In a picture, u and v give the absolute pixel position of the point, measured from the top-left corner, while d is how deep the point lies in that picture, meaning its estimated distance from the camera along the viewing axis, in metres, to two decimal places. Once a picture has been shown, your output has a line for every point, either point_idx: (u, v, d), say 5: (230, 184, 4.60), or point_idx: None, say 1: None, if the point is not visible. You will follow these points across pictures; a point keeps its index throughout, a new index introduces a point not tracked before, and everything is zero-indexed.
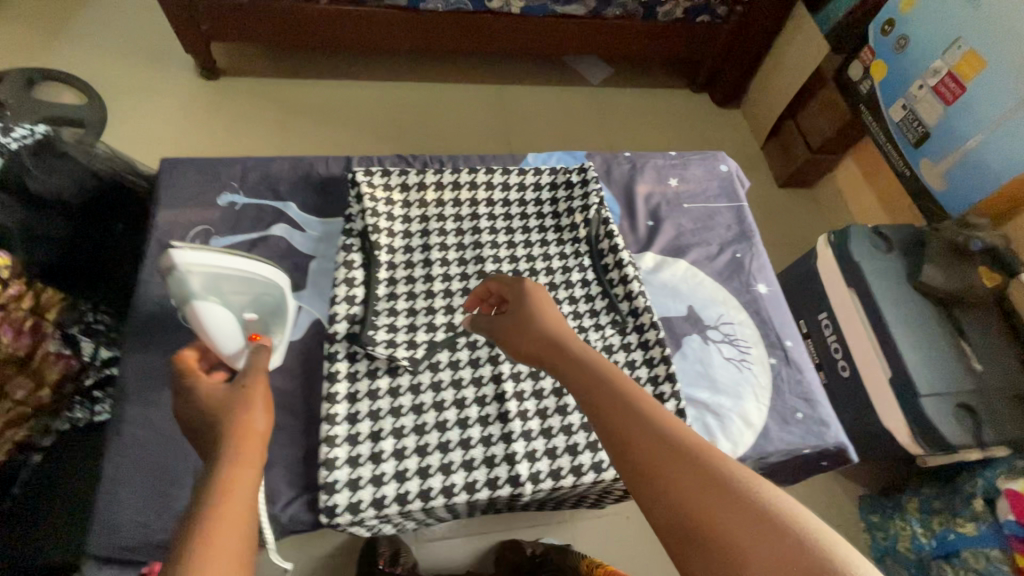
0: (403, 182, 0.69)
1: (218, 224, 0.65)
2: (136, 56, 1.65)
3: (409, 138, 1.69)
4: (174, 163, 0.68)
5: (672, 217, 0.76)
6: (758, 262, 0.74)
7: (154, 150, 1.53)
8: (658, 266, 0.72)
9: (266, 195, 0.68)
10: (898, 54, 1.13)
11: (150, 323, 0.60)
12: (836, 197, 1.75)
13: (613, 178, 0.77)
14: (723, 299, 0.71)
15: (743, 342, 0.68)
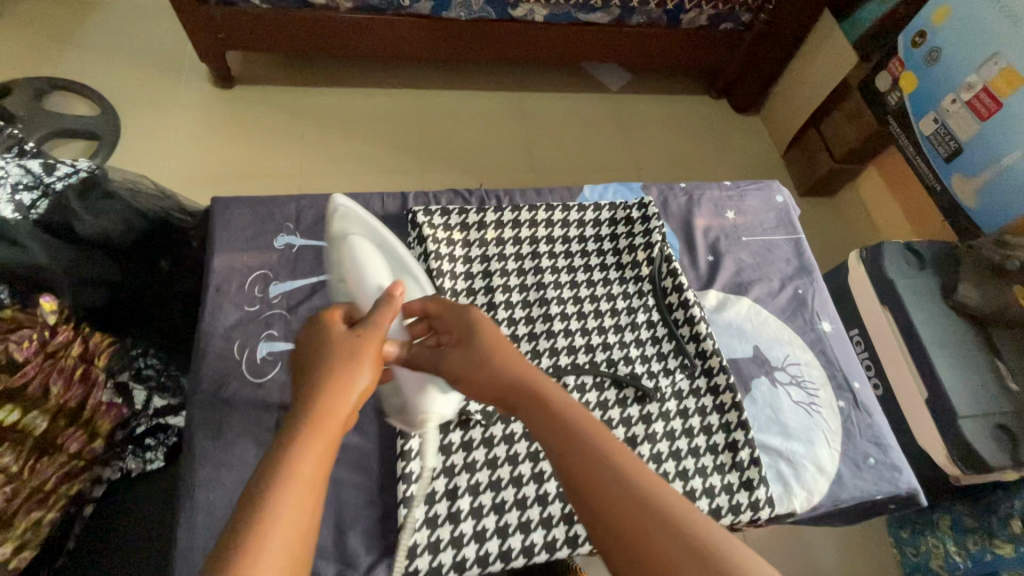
0: (463, 221, 0.68)
1: (277, 268, 0.66)
2: (150, 66, 1.62)
3: (429, 148, 1.66)
4: (230, 203, 0.69)
5: (732, 252, 0.75)
6: (820, 298, 0.73)
7: (172, 163, 1.51)
8: (720, 304, 0.70)
9: (323, 238, 0.68)
10: (931, 70, 1.34)
11: (212, 373, 0.59)
12: (859, 206, 1.74)
13: (671, 211, 0.76)
14: (788, 338, 0.69)
15: (810, 384, 0.67)
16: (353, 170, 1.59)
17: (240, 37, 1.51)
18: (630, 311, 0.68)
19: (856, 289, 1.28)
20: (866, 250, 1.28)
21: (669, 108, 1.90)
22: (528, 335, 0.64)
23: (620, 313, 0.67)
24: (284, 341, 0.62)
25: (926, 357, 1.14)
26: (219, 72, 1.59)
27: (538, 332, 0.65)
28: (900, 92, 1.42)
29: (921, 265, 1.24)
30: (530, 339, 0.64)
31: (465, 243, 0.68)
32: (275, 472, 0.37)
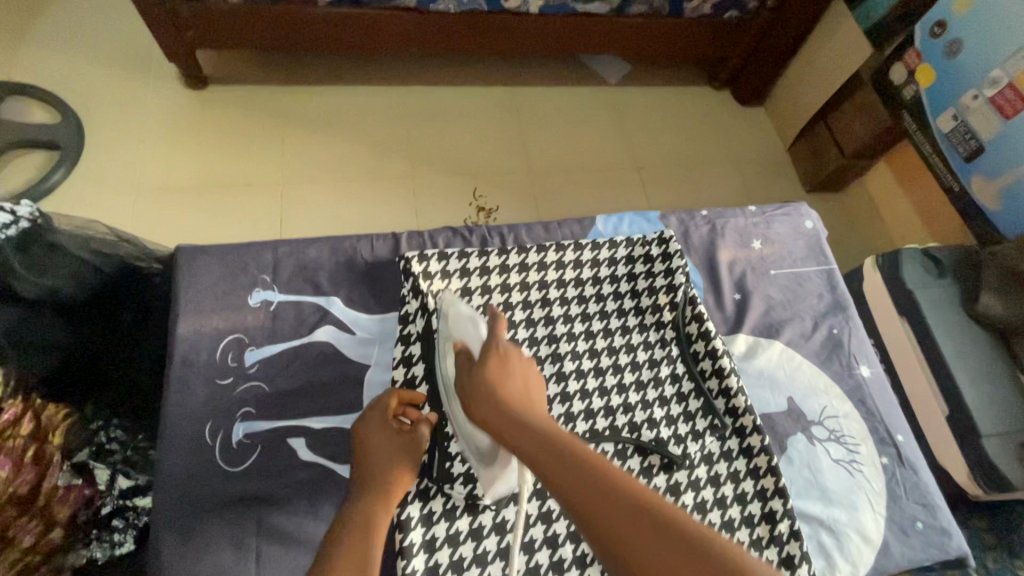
0: (503, 264, 0.74)
1: (251, 333, 0.75)
2: (113, 67, 1.50)
3: (419, 150, 1.56)
4: (202, 257, 0.77)
5: (759, 287, 0.78)
6: (855, 338, 0.77)
7: (141, 174, 1.40)
8: (749, 352, 0.74)
9: (307, 290, 0.78)
10: (951, 62, 1.26)
11: (211, 433, 0.69)
12: (868, 204, 1.67)
13: (694, 245, 0.80)
14: (824, 387, 0.72)
15: (849, 440, 0.69)
16: (338, 176, 1.49)
17: (209, 35, 1.39)
18: (666, 362, 0.71)
19: (870, 299, 1.23)
20: (882, 257, 1.21)
21: (669, 102, 1.81)
22: (556, 380, 0.69)
23: (656, 363, 0.71)
24: (261, 418, 0.71)
25: (946, 372, 1.09)
26: (188, 73, 1.47)
27: (583, 382, 0.69)
28: (916, 86, 1.34)
29: (939, 273, 1.19)
30: (560, 400, 0.67)
31: (486, 291, 0.73)
32: None
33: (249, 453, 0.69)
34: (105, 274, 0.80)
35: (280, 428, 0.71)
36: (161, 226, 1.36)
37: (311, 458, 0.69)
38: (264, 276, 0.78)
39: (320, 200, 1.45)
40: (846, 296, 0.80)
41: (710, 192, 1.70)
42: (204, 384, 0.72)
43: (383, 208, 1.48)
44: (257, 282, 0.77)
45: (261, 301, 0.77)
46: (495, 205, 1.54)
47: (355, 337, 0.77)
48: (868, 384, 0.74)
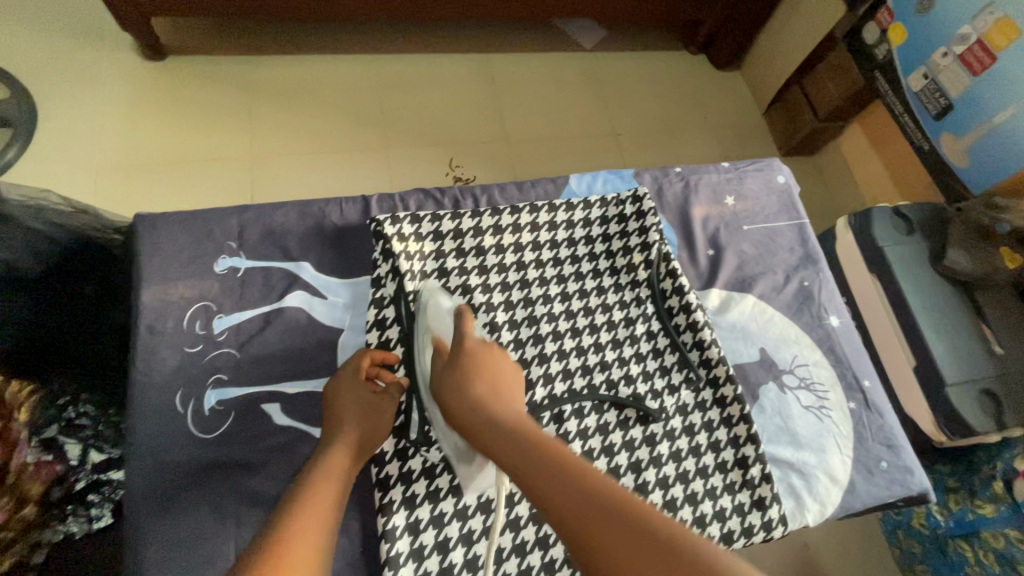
0: (476, 227, 0.73)
1: (220, 299, 0.73)
2: (63, 36, 1.42)
3: (393, 121, 1.53)
4: (162, 222, 0.74)
5: (732, 244, 0.79)
6: (826, 290, 0.78)
7: (101, 150, 1.35)
8: (722, 306, 0.75)
9: (277, 256, 0.77)
10: (921, 17, 1.26)
11: (182, 403, 0.68)
12: (842, 166, 1.70)
13: (668, 203, 0.80)
14: (795, 338, 0.74)
15: (819, 387, 0.72)
16: (309, 148, 1.45)
17: (164, 1, 1.32)
18: (642, 320, 0.72)
19: (842, 257, 1.25)
20: (854, 215, 1.23)
21: (646, 67, 1.79)
22: (533, 341, 0.69)
23: (633, 322, 0.71)
24: (234, 385, 0.70)
25: (914, 325, 1.13)
26: (145, 43, 1.40)
27: (562, 343, 0.69)
28: (889, 44, 1.35)
29: (909, 229, 1.21)
30: (538, 360, 0.68)
31: (460, 253, 0.72)
32: (265, 558, 0.46)
33: (221, 420, 0.68)
34: (59, 244, 0.77)
35: (254, 394, 0.70)
36: (126, 204, 1.31)
37: (286, 422, 0.69)
38: (230, 242, 0.76)
39: (292, 174, 1.42)
40: (817, 249, 0.82)
41: (687, 157, 1.70)
42: (173, 352, 0.70)
43: (356, 181, 1.44)
44: (224, 249, 0.75)
45: (228, 268, 0.75)
46: (471, 175, 1.52)
47: (327, 302, 0.76)
48: (837, 334, 0.76)
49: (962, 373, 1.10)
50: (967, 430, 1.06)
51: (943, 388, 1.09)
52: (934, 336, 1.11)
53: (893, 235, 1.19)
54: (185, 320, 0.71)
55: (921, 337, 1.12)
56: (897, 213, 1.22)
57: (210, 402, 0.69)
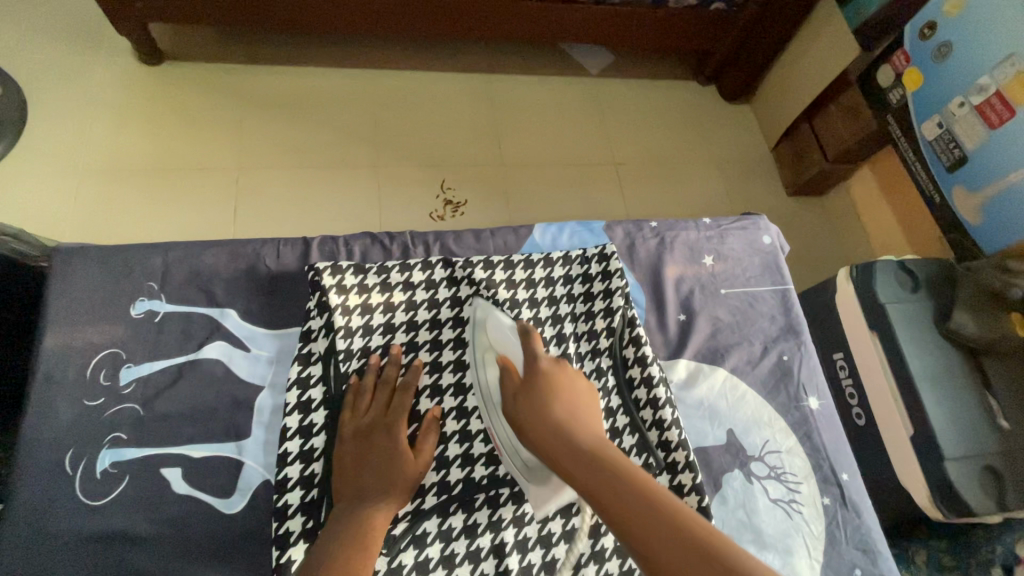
0: (428, 280, 0.77)
1: (133, 352, 0.75)
2: (59, 38, 1.41)
3: (387, 138, 1.49)
4: (75, 262, 0.76)
5: (707, 310, 0.80)
6: (807, 368, 0.79)
7: (84, 154, 1.33)
8: (689, 381, 0.76)
9: (200, 302, 0.79)
10: (938, 63, 1.20)
11: (81, 453, 0.69)
12: (850, 210, 1.64)
13: (641, 260, 0.82)
14: (768, 421, 0.75)
15: (790, 478, 0.72)
16: (297, 163, 1.42)
17: (159, 7, 1.30)
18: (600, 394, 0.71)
19: (841, 312, 1.18)
20: (856, 268, 1.16)
21: (650, 96, 1.74)
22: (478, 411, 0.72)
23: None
24: (132, 446, 0.70)
25: (914, 393, 1.05)
26: (138, 47, 1.39)
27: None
28: (902, 90, 1.29)
29: (914, 286, 1.14)
30: None
31: (432, 305, 0.76)
32: None
33: (115, 483, 0.68)
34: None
35: (150, 456, 0.70)
36: (105, 212, 1.29)
37: (185, 491, 0.69)
38: (149, 284, 0.78)
39: (277, 188, 1.38)
40: (800, 319, 0.82)
41: (688, 192, 1.64)
42: (69, 405, 0.71)
43: (344, 198, 1.41)
44: (142, 290, 0.77)
45: (145, 311, 0.77)
46: (463, 199, 1.48)
47: (248, 355, 0.77)
48: (815, 418, 0.76)
49: (963, 446, 1.03)
50: (965, 509, 0.99)
51: (939, 460, 1.02)
52: (933, 404, 1.04)
53: (895, 290, 1.13)
54: (89, 370, 0.72)
55: (919, 404, 1.05)
56: (900, 268, 1.15)
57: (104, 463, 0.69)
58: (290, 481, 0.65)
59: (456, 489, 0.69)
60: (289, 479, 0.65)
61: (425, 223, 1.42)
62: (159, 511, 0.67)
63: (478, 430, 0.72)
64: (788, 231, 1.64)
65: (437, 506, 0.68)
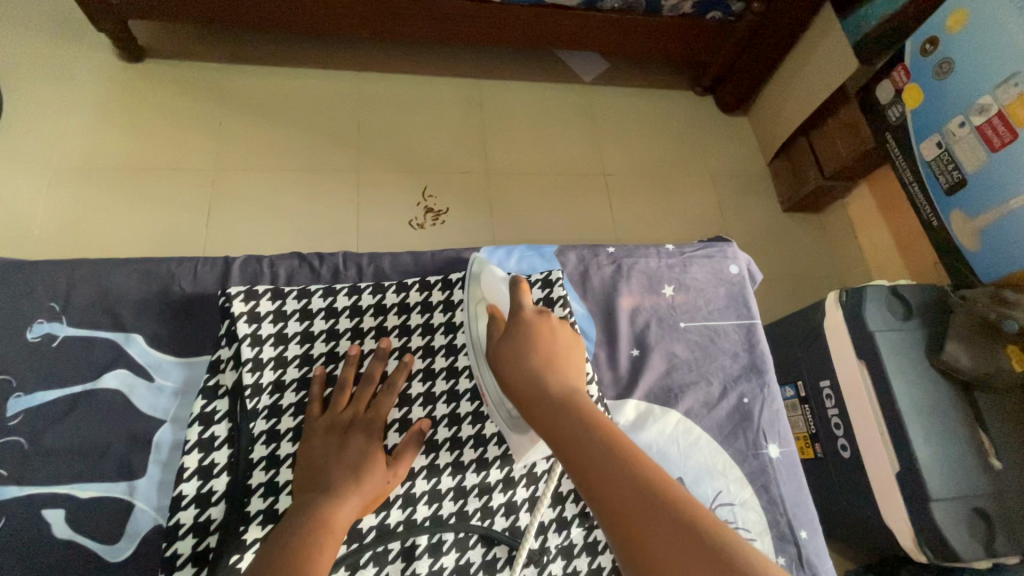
0: (353, 307, 0.73)
1: (25, 381, 0.72)
2: (39, 32, 1.39)
3: (370, 142, 1.46)
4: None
5: (661, 343, 0.77)
6: (769, 412, 0.75)
7: (55, 151, 1.30)
8: (638, 423, 0.71)
9: (106, 327, 0.76)
10: (938, 81, 1.15)
11: None
12: (845, 229, 1.58)
13: (594, 287, 0.80)
14: (722, 468, 0.71)
15: (742, 535, 0.68)
16: (276, 165, 1.38)
17: (139, 3, 1.28)
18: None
19: (830, 337, 1.13)
20: (847, 291, 1.11)
21: (645, 105, 1.70)
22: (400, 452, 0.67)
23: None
24: (14, 484, 0.67)
25: (902, 428, 1.00)
26: (119, 44, 1.36)
27: (436, 432, 0.69)
28: (902, 107, 1.24)
29: (904, 312, 1.09)
30: (427, 474, 0.67)
31: (358, 334, 0.72)
32: None
33: None
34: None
35: (34, 496, 0.67)
36: (72, 211, 1.26)
37: (69, 534, 0.66)
38: (51, 305, 0.75)
39: (253, 191, 1.35)
40: (764, 357, 0.79)
41: (680, 206, 1.59)
42: None
43: (322, 202, 1.37)
44: (42, 311, 0.75)
45: (42, 335, 0.74)
46: (445, 206, 1.44)
47: (152, 385, 0.74)
48: (774, 467, 0.72)
49: (952, 486, 0.97)
50: (950, 553, 0.94)
51: (925, 502, 0.96)
52: (920, 441, 0.99)
53: (884, 317, 1.08)
54: None
55: (906, 441, 0.99)
56: (890, 294, 1.10)
57: None
58: (182, 527, 0.60)
59: (368, 539, 0.63)
60: (182, 526, 0.60)
61: (404, 230, 1.38)
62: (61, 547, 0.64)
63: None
64: (780, 248, 1.59)
65: (346, 557, 0.61)
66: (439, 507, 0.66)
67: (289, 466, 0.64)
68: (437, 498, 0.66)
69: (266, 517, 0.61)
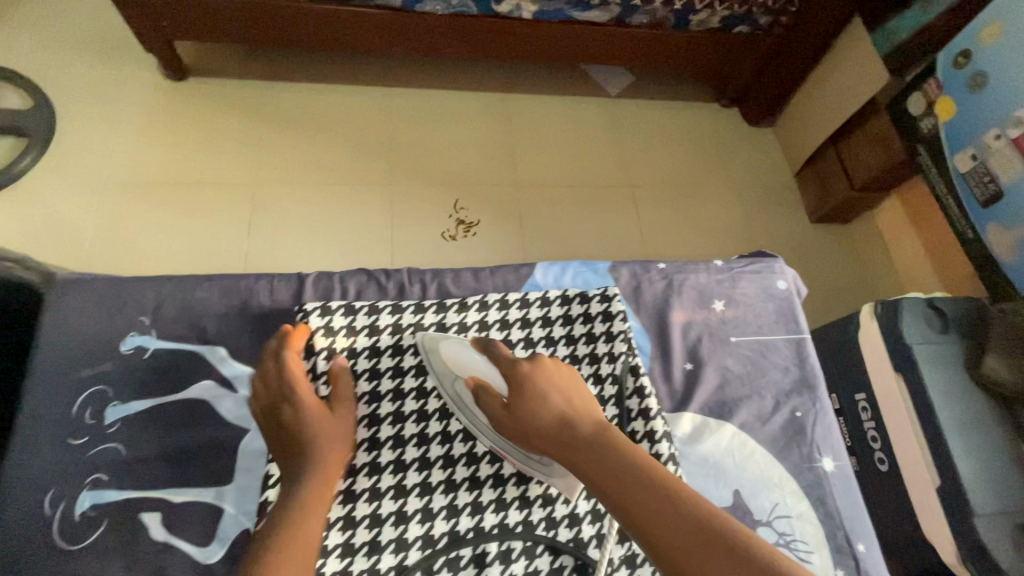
0: (419, 322, 0.76)
1: (118, 390, 0.76)
2: (90, 53, 1.46)
3: (403, 156, 1.49)
4: (69, 291, 0.78)
5: (715, 358, 0.79)
6: (823, 426, 0.76)
7: (106, 166, 1.36)
8: (694, 436, 0.73)
9: (190, 340, 0.79)
10: (972, 94, 1.16)
11: (63, 486, 0.70)
12: (876, 240, 1.58)
13: (647, 302, 0.82)
14: (779, 481, 0.72)
15: (801, 548, 0.69)
16: (314, 179, 1.42)
17: (186, 24, 1.34)
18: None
19: (866, 349, 1.13)
20: (882, 304, 1.11)
21: (672, 118, 1.71)
22: (465, 462, 0.70)
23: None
24: (113, 489, 0.71)
25: (942, 441, 0.99)
26: (166, 63, 1.42)
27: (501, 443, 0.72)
28: (934, 119, 1.25)
29: (942, 325, 1.09)
30: (493, 484, 0.69)
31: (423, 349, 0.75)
32: None
33: (93, 528, 0.69)
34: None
35: (131, 500, 0.70)
36: (122, 225, 1.31)
37: (164, 538, 0.69)
38: (141, 319, 0.79)
39: (292, 204, 1.39)
40: (816, 371, 0.79)
41: (709, 217, 1.60)
42: (56, 446, 0.72)
43: (358, 214, 1.41)
44: (134, 325, 0.78)
45: (134, 347, 0.78)
46: (477, 218, 1.46)
47: (237, 397, 0.77)
48: (830, 481, 0.73)
49: (997, 501, 0.96)
50: (996, 569, 0.93)
51: (969, 516, 0.95)
52: (962, 455, 0.98)
53: (922, 329, 1.08)
54: (79, 405, 0.74)
55: (947, 454, 0.98)
56: (928, 306, 1.10)
57: (82, 504, 0.70)
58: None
59: (441, 544, 0.66)
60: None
61: (437, 242, 1.41)
62: (140, 551, 0.68)
63: (463, 480, 0.69)
64: (810, 259, 1.59)
65: (420, 561, 0.64)
66: (506, 515, 0.68)
67: (365, 475, 0.68)
68: (503, 506, 0.69)
69: (346, 522, 0.65)
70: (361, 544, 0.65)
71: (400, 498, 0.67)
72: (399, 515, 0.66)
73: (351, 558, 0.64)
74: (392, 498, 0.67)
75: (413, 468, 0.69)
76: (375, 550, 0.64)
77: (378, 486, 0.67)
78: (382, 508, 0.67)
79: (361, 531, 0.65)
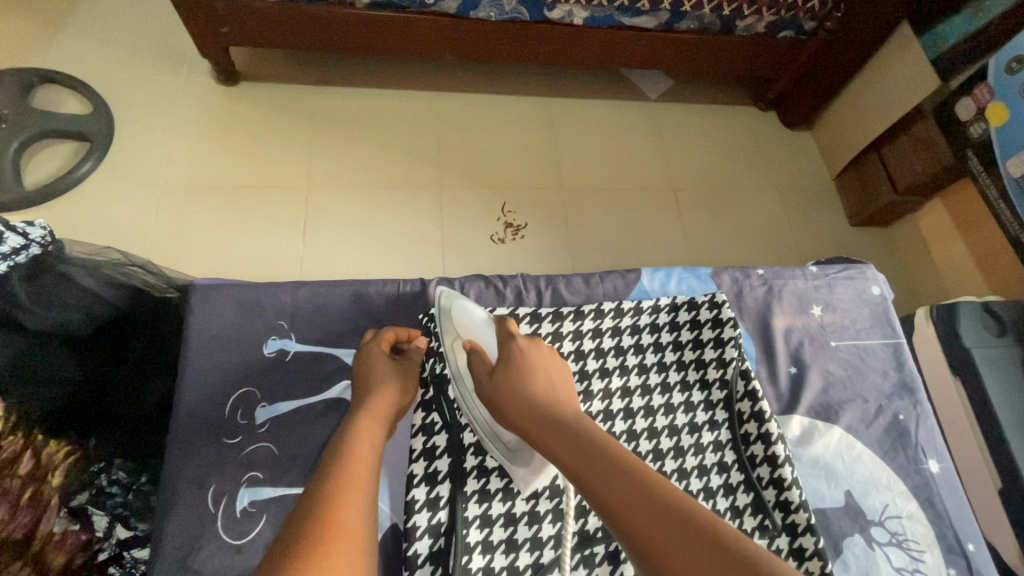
0: (556, 330, 0.80)
1: (264, 391, 0.82)
2: (146, 60, 1.49)
3: (451, 160, 1.51)
4: (213, 295, 0.84)
5: (817, 362, 0.87)
6: (925, 432, 0.84)
7: (165, 169, 1.38)
8: (804, 438, 0.81)
9: (316, 343, 0.86)
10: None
11: (191, 486, 0.75)
12: (919, 243, 1.59)
13: (750, 309, 0.89)
14: (888, 483, 0.79)
15: (913, 546, 0.75)
16: (365, 182, 1.45)
17: (243, 31, 1.36)
18: (715, 448, 0.76)
19: (921, 352, 1.14)
20: (938, 308, 1.12)
21: (713, 122, 1.73)
22: None
23: (703, 449, 0.76)
24: (266, 486, 0.76)
25: (1004, 443, 1.00)
26: (219, 69, 1.45)
27: (637, 444, 0.76)
28: (985, 124, 1.26)
29: (1000, 329, 1.10)
30: None
31: None
32: None
33: (252, 524, 0.74)
34: (117, 306, 0.90)
35: (284, 496, 0.76)
36: (182, 228, 1.33)
37: None
38: (280, 324, 0.85)
39: (344, 207, 1.41)
40: (913, 376, 0.88)
41: (752, 222, 1.61)
42: (195, 447, 0.77)
43: (408, 218, 1.43)
44: (274, 329, 0.85)
45: (276, 349, 0.84)
46: (524, 222, 1.48)
47: None
48: (936, 482, 0.80)
49: None
50: None
51: None
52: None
53: (981, 334, 1.09)
54: (230, 404, 0.80)
55: (1011, 457, 0.99)
56: (986, 311, 1.10)
57: (231, 503, 0.74)
58: (418, 529, 0.69)
59: (572, 543, 0.71)
60: (418, 528, 0.69)
61: (486, 245, 1.43)
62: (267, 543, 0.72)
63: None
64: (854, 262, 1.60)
65: (556, 560, 0.69)
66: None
67: (497, 473, 0.73)
68: None
69: (483, 521, 0.70)
70: (497, 541, 0.70)
71: (532, 498, 0.72)
72: (532, 513, 0.71)
73: (490, 553, 0.69)
74: (524, 497, 0.72)
75: (496, 470, 0.73)
76: (512, 547, 0.70)
77: (511, 485, 0.72)
78: (516, 507, 0.72)
79: (497, 527, 0.70)
